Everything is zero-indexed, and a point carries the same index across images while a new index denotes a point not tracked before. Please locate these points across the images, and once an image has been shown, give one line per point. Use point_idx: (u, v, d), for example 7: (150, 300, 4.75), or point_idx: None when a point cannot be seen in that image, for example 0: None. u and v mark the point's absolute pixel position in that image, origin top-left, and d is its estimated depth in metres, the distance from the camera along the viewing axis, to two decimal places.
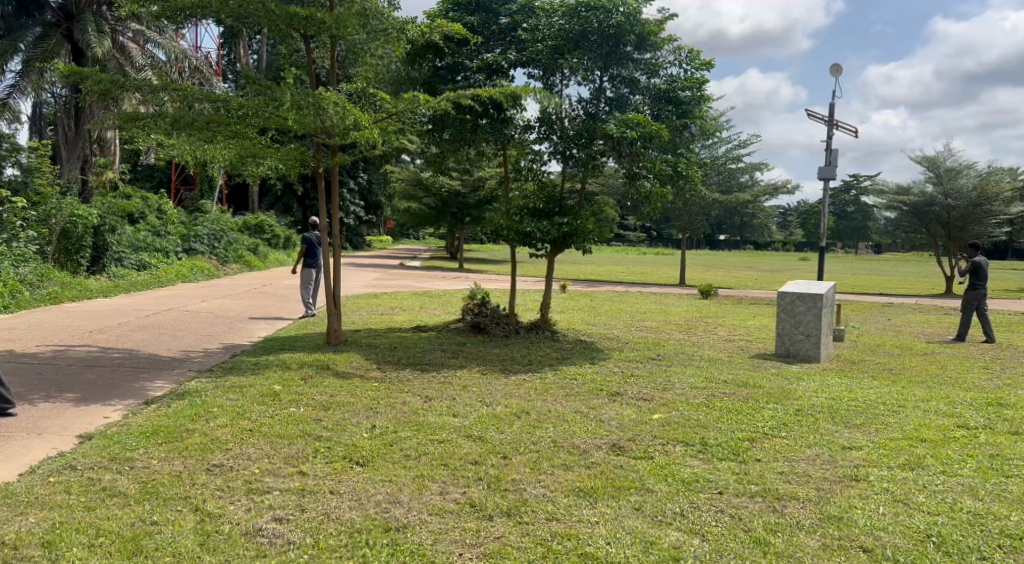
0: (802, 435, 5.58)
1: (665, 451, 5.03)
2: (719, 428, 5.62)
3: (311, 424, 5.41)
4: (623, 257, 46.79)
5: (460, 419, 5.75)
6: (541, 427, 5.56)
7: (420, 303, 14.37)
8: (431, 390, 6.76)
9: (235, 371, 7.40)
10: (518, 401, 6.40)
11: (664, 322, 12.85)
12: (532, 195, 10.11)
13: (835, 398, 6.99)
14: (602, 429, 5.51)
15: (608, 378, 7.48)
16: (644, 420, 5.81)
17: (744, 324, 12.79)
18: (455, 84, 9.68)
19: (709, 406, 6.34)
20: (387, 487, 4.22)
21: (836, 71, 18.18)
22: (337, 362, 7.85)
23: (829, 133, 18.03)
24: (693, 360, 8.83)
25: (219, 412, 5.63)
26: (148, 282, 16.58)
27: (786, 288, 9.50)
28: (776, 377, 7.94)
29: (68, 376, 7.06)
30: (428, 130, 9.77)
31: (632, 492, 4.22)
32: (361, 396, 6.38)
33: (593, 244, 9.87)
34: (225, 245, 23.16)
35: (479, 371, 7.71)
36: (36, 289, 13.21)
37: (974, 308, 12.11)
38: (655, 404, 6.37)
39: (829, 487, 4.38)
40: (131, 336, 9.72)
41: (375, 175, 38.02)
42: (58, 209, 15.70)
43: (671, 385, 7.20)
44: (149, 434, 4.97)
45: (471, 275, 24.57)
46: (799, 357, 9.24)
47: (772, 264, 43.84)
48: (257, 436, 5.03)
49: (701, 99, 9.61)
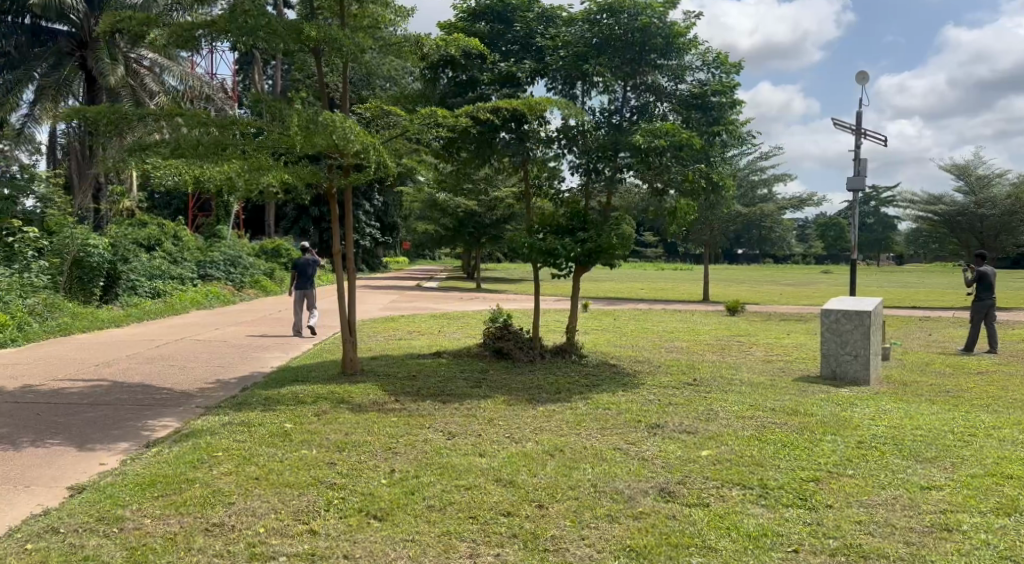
0: (871, 473, 5.01)
1: (721, 496, 4.48)
2: (776, 467, 5.08)
3: (324, 469, 4.90)
4: (641, 274, 46.16)
5: (488, 459, 5.21)
6: (578, 467, 5.00)
7: (439, 325, 13.90)
8: (455, 425, 6.23)
9: (244, 407, 6.90)
10: (551, 436, 5.85)
11: (696, 342, 12.26)
12: (555, 213, 9.64)
13: (897, 427, 6.39)
14: (646, 470, 4.95)
15: (645, 407, 6.93)
16: (691, 457, 5.25)
17: (780, 343, 12.18)
18: (470, 98, 9.20)
19: (761, 439, 5.79)
20: (408, 551, 3.70)
21: (862, 79, 17.65)
22: (354, 395, 7.34)
23: (857, 143, 17.48)
24: (735, 385, 8.22)
25: (224, 457, 5.13)
26: (161, 310, 16.18)
27: (829, 305, 8.89)
28: (826, 403, 7.37)
29: (67, 416, 6.59)
30: (444, 147, 9.36)
31: (694, 552, 3.70)
32: (378, 433, 5.87)
33: (620, 262, 9.32)
34: (241, 270, 22.82)
35: (506, 401, 7.18)
36: (45, 321, 12.83)
37: (986, 318, 11.84)
38: (701, 438, 5.81)
39: (919, 541, 3.82)
40: (138, 368, 9.26)
41: (391, 197, 37.83)
42: (70, 239, 15.45)
43: (714, 415, 6.64)
44: (144, 486, 4.47)
45: (492, 295, 24.10)
46: (846, 380, 8.65)
47: (796, 277, 43.06)
48: (263, 486, 4.51)
49: (732, 105, 9.10)
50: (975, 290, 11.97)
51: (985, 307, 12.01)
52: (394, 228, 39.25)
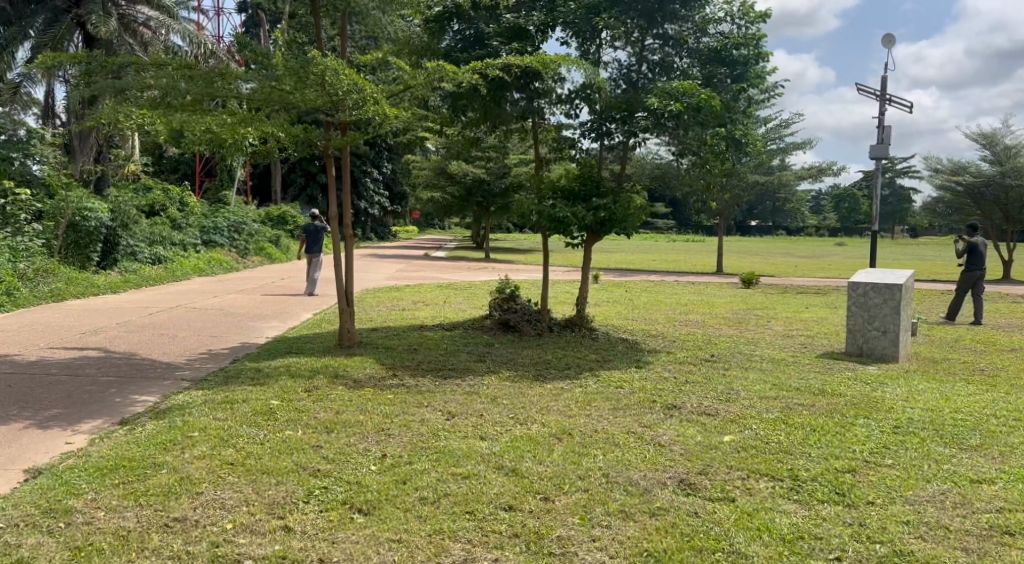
0: (914, 464, 4.50)
1: (748, 489, 4.02)
2: (808, 455, 4.61)
3: (308, 453, 4.46)
4: (652, 245, 45.47)
5: (488, 443, 4.75)
6: (589, 455, 4.51)
7: (444, 295, 13.44)
8: (455, 403, 5.76)
9: (231, 381, 6.46)
10: (558, 418, 5.36)
11: (711, 315, 11.75)
12: (566, 178, 9.10)
13: (935, 410, 5.86)
14: (663, 458, 4.47)
15: (659, 385, 6.44)
16: (712, 444, 4.76)
17: (800, 317, 11.63)
18: (476, 51, 8.56)
19: (788, 424, 5.30)
20: (394, 555, 3.24)
21: (889, 42, 16.86)
22: (349, 369, 6.88)
23: (882, 109, 16.75)
24: (755, 362, 7.71)
25: (201, 437, 4.71)
26: (160, 277, 15.79)
27: (856, 277, 8.34)
28: (855, 383, 6.88)
29: (41, 388, 6.17)
30: (450, 106, 8.79)
31: (720, 558, 3.24)
32: (372, 412, 5.41)
33: (635, 231, 8.76)
34: (246, 237, 22.31)
35: (510, 377, 6.71)
36: (37, 286, 12.46)
37: (976, 288, 11.80)
38: (722, 421, 5.33)
39: (977, 547, 3.34)
40: (127, 337, 8.85)
41: (399, 165, 37.29)
42: (65, 203, 14.93)
43: (733, 395, 6.14)
44: (106, 471, 4.04)
45: (501, 265, 23.56)
46: (874, 357, 8.16)
47: (810, 250, 42.29)
48: (239, 473, 4.07)
49: (760, 59, 8.43)
50: (963, 262, 11.90)
51: (975, 277, 11.92)
52: (402, 197, 38.66)
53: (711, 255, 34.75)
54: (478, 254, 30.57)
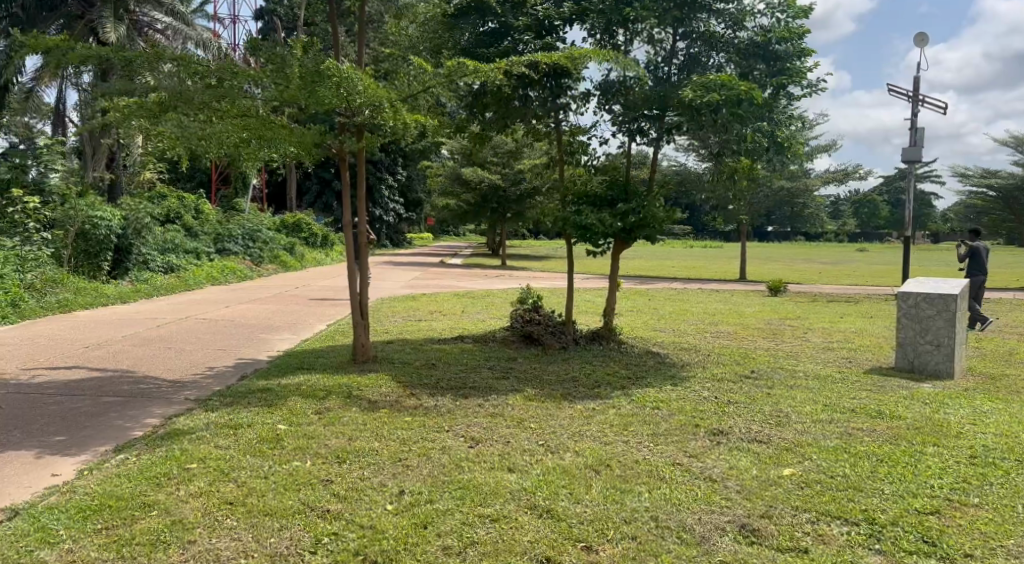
0: (1005, 504, 3.97)
1: (820, 537, 3.55)
2: (881, 493, 4.10)
3: (320, 488, 3.99)
4: (670, 252, 44.78)
5: (517, 476, 4.24)
6: (632, 492, 4.00)
7: (462, 305, 12.95)
8: (479, 428, 5.25)
9: (237, 401, 5.99)
10: (593, 445, 4.85)
11: (743, 325, 11.18)
12: (593, 181, 8.60)
13: (1010, 436, 5.29)
14: (717, 497, 3.96)
15: (699, 406, 5.90)
16: (770, 479, 4.27)
17: (838, 328, 11.03)
18: (498, 49, 8.07)
19: (849, 453, 4.79)
20: None
21: (921, 40, 16.22)
22: (363, 388, 6.39)
23: (914, 109, 16.11)
24: (800, 379, 7.14)
25: (201, 469, 4.24)
26: (172, 287, 15.39)
27: (907, 287, 7.75)
28: (911, 403, 6.32)
29: (31, 410, 5.71)
30: (468, 107, 8.31)
31: None
32: (389, 439, 4.92)
33: (666, 236, 8.23)
34: (261, 245, 21.93)
35: (536, 397, 6.20)
36: (44, 297, 12.09)
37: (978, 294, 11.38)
38: (777, 449, 4.82)
39: None
40: (131, 351, 8.41)
41: (414, 171, 36.93)
42: (75, 210, 14.52)
43: (783, 418, 5.61)
44: (87, 514, 3.56)
45: (519, 272, 23.08)
46: (925, 373, 7.60)
47: (831, 256, 41.44)
48: (239, 515, 3.60)
49: (801, 54, 7.92)
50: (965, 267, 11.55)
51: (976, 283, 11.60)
52: (417, 204, 38.33)
53: (731, 262, 34.10)
54: (494, 261, 30.12)
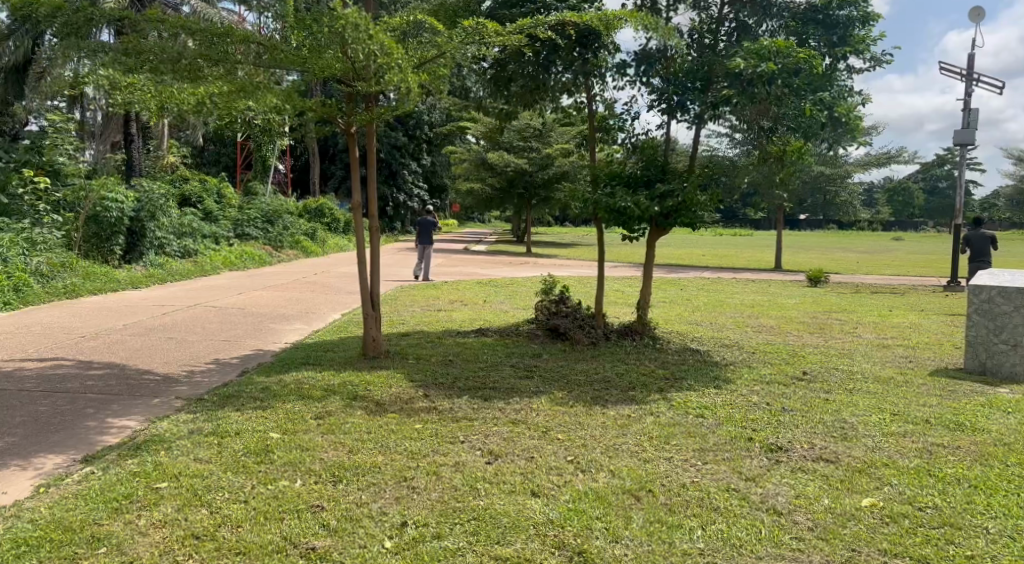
0: None
1: None
2: (985, 533, 3.36)
3: (307, 517, 3.35)
4: (698, 240, 43.66)
5: (543, 503, 3.57)
6: (680, 529, 3.31)
7: (484, 294, 12.29)
8: (498, 440, 4.57)
9: (231, 401, 5.38)
10: (631, 463, 4.15)
11: (786, 319, 10.38)
12: (627, 162, 7.82)
13: None
14: (789, 539, 3.25)
15: (751, 416, 5.17)
16: (848, 511, 3.55)
17: (889, 322, 10.20)
18: (526, 12, 7.37)
19: (936, 477, 4.04)
20: None
21: (978, 16, 15.15)
22: (371, 389, 5.73)
23: (968, 89, 15.03)
24: (860, 382, 6.37)
25: (172, 490, 3.62)
26: (186, 273, 14.86)
27: (979, 280, 6.90)
28: (992, 411, 5.53)
29: (6, 409, 5.14)
30: (493, 81, 7.61)
31: None
32: (393, 452, 4.26)
33: (708, 223, 7.41)
34: (281, 229, 21.39)
35: (564, 400, 5.52)
36: (50, 282, 11.62)
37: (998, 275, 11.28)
38: (849, 471, 4.10)
39: None
40: (130, 342, 7.83)
41: (438, 156, 36.28)
42: (86, 192, 13.99)
43: (851, 431, 4.85)
44: (20, 552, 2.97)
45: (545, 260, 22.31)
46: (1000, 375, 6.81)
47: (864, 244, 39.95)
48: (203, 555, 3.00)
49: (865, 19, 7.06)
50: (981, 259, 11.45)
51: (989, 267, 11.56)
52: (441, 190, 37.73)
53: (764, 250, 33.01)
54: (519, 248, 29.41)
